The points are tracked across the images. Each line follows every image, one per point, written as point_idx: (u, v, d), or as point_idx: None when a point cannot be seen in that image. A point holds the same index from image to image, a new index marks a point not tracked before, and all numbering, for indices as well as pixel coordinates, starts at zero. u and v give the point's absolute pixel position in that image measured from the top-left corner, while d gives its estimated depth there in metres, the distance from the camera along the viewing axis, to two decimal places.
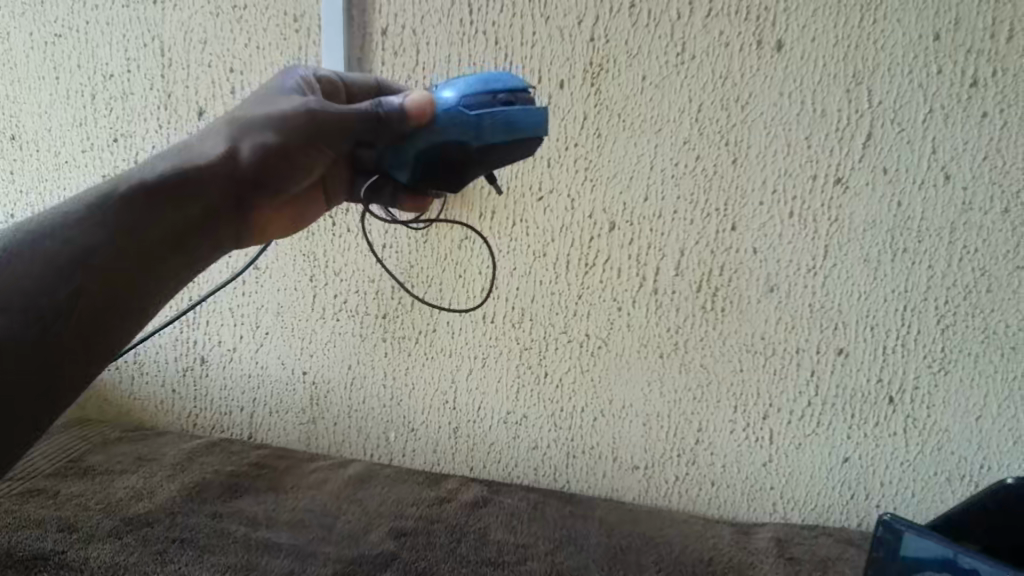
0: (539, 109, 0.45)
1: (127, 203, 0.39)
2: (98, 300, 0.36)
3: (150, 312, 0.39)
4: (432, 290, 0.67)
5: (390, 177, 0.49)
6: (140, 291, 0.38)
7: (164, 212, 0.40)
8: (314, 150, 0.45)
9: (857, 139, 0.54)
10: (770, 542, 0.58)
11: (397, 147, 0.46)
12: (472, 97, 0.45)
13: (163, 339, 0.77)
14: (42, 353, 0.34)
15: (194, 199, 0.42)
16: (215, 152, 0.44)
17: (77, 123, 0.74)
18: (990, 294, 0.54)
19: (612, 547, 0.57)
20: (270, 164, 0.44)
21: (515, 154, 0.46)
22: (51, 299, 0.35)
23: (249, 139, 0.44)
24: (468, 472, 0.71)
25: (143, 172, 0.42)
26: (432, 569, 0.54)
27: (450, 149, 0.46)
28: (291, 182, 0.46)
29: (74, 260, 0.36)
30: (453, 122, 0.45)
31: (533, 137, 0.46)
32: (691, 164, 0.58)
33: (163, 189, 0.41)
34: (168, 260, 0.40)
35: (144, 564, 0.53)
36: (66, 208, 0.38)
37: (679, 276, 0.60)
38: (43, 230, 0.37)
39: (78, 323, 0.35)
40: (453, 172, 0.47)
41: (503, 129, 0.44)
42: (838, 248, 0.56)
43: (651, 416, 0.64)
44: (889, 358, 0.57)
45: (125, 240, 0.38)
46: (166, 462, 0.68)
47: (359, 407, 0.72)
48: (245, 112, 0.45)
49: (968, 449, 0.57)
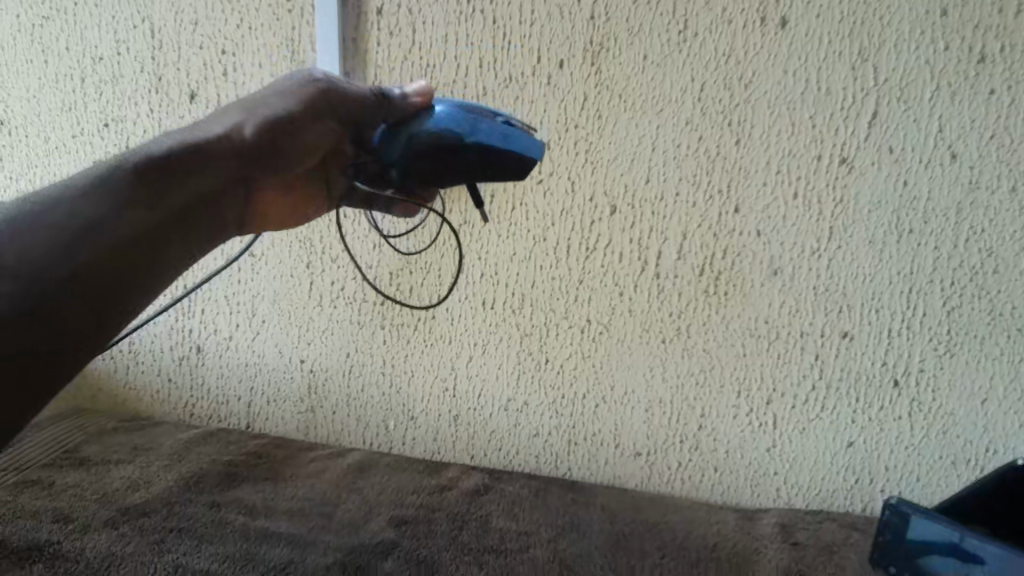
0: (534, 141, 0.48)
1: (133, 177, 0.40)
2: (102, 274, 0.36)
3: (152, 294, 0.39)
4: (432, 276, 0.66)
5: (378, 161, 0.48)
6: (143, 271, 0.39)
7: (171, 185, 0.41)
8: (321, 124, 0.47)
9: (862, 118, 0.53)
10: (775, 528, 0.57)
11: (395, 131, 0.47)
12: (474, 109, 0.48)
13: (158, 328, 0.76)
14: (44, 325, 0.33)
15: (198, 175, 0.43)
16: (221, 130, 0.45)
17: (66, 108, 0.72)
18: (997, 276, 0.53)
19: (614, 533, 0.57)
20: (276, 142, 0.45)
21: (502, 172, 0.47)
22: (54, 277, 0.34)
23: (256, 116, 0.45)
24: (468, 460, 0.70)
25: (148, 149, 0.42)
26: (433, 558, 0.53)
27: (445, 139, 0.46)
28: (293, 164, 0.47)
29: (80, 235, 0.36)
30: (455, 116, 0.47)
31: (523, 159, 0.47)
32: (693, 145, 0.57)
33: (168, 165, 0.41)
34: (172, 236, 0.41)
35: (140, 554, 0.52)
36: (70, 183, 0.39)
37: (681, 260, 0.59)
38: (46, 204, 0.37)
39: (79, 296, 0.35)
40: (439, 168, 0.47)
41: (499, 135, 0.46)
42: (843, 229, 0.55)
43: (653, 402, 0.63)
44: (894, 341, 0.56)
45: (133, 213, 0.38)
46: (163, 452, 0.68)
47: (358, 395, 0.72)
48: (251, 98, 0.47)
49: (973, 432, 0.56)
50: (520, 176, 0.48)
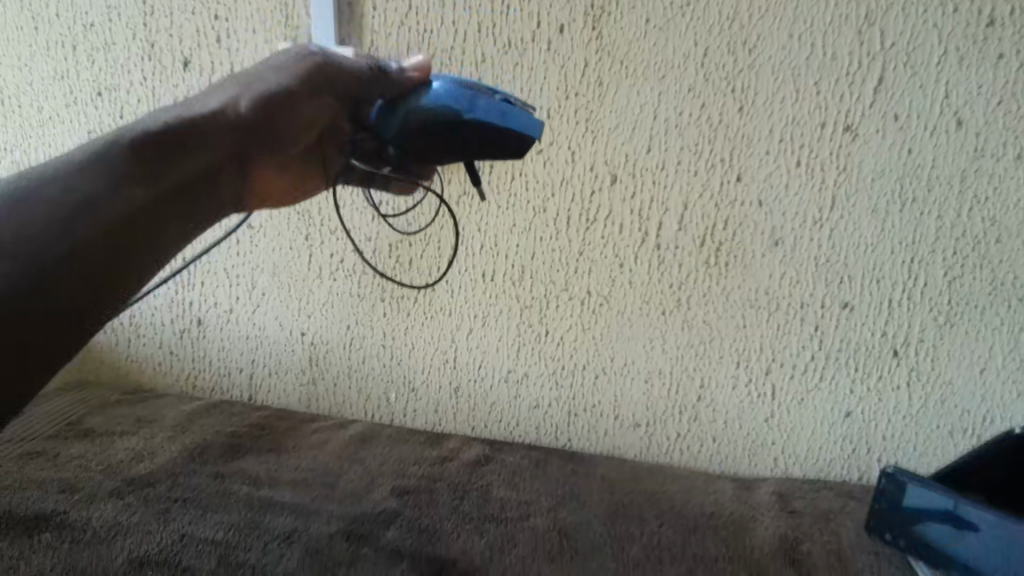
0: (534, 120, 0.48)
1: (128, 155, 0.40)
2: (100, 252, 0.36)
3: (150, 271, 0.40)
4: (431, 248, 0.66)
5: (377, 138, 0.48)
6: (141, 247, 0.39)
7: (168, 162, 0.41)
8: (318, 99, 0.46)
9: (868, 83, 0.52)
10: (772, 496, 0.58)
11: (392, 107, 0.47)
12: (473, 87, 0.48)
13: (158, 301, 0.76)
14: (44, 303, 0.33)
15: (195, 153, 0.42)
16: (216, 105, 0.44)
17: (58, 76, 0.71)
18: (999, 245, 0.53)
19: (614, 502, 0.57)
20: (273, 117, 0.45)
21: (501, 151, 0.46)
22: (53, 256, 0.34)
23: (251, 91, 0.45)
24: (469, 431, 0.71)
25: (142, 125, 0.42)
26: (435, 526, 0.54)
27: (442, 116, 0.46)
28: (291, 140, 0.47)
29: (76, 211, 0.36)
30: (453, 93, 0.47)
31: (523, 139, 0.46)
32: (695, 113, 0.56)
33: (164, 143, 0.41)
34: (169, 214, 0.41)
35: (147, 524, 0.53)
36: (66, 160, 0.38)
37: (682, 231, 0.59)
38: (40, 181, 0.36)
39: (77, 274, 0.35)
40: (436, 145, 0.47)
41: (497, 113, 0.45)
42: (845, 198, 0.55)
43: (653, 373, 0.63)
44: (895, 311, 0.56)
45: (130, 190, 0.38)
46: (166, 424, 0.68)
47: (359, 367, 0.72)
48: (246, 73, 0.47)
49: (971, 401, 0.57)
50: (520, 155, 0.47)
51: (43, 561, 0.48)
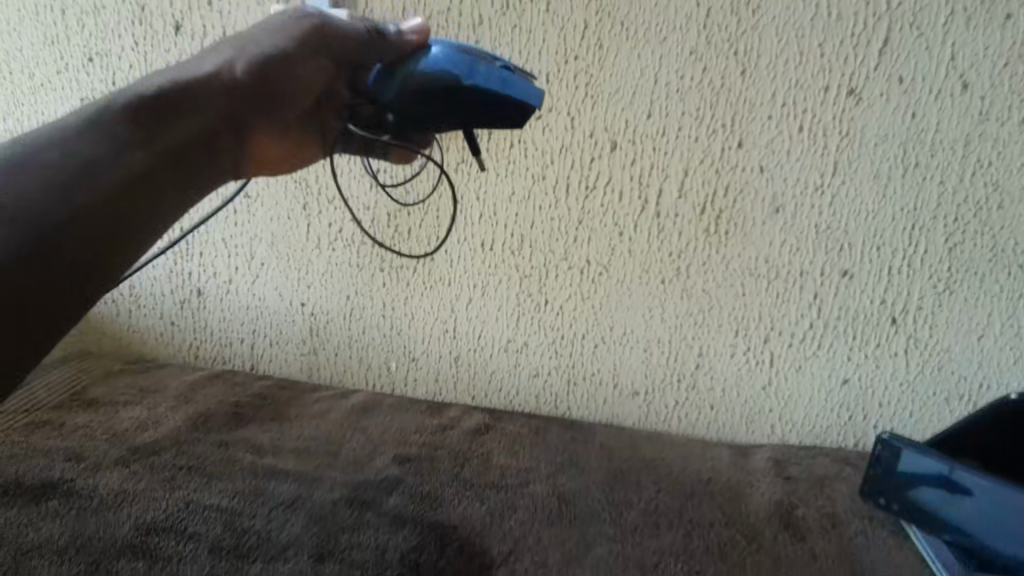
0: (535, 87, 0.46)
1: (124, 119, 0.40)
2: (99, 220, 0.37)
3: (150, 240, 0.40)
4: (429, 218, 0.65)
5: (376, 102, 0.47)
6: (140, 216, 0.39)
7: (166, 125, 0.41)
8: (314, 62, 0.47)
9: (873, 45, 0.51)
10: (768, 463, 0.59)
11: (391, 71, 0.46)
12: (473, 50, 0.46)
13: (158, 271, 0.76)
14: (43, 271, 0.34)
15: (191, 117, 0.43)
16: (211, 67, 0.45)
17: (48, 42, 0.70)
18: (1001, 211, 0.53)
19: (613, 469, 0.58)
20: (268, 79, 0.45)
21: (501, 119, 0.46)
22: (52, 222, 0.35)
23: (246, 54, 0.45)
24: (469, 400, 0.71)
25: (137, 88, 0.42)
26: (437, 493, 0.55)
27: (442, 83, 0.44)
28: (286, 101, 0.47)
29: (76, 176, 0.37)
30: (452, 57, 0.45)
31: (524, 107, 0.46)
32: (697, 77, 0.55)
33: (159, 107, 0.42)
34: (168, 180, 0.41)
35: (153, 490, 0.53)
36: (62, 125, 0.39)
37: (682, 199, 0.59)
38: (39, 145, 0.37)
39: (78, 241, 0.35)
40: (437, 111, 0.46)
41: (497, 80, 0.44)
42: (847, 164, 0.54)
43: (652, 341, 0.64)
44: (894, 279, 0.56)
45: (132, 153, 0.39)
46: (169, 393, 0.69)
47: (360, 337, 0.72)
48: (239, 35, 0.47)
49: (968, 368, 0.57)
50: (519, 124, 0.46)
51: (51, 527, 0.49)
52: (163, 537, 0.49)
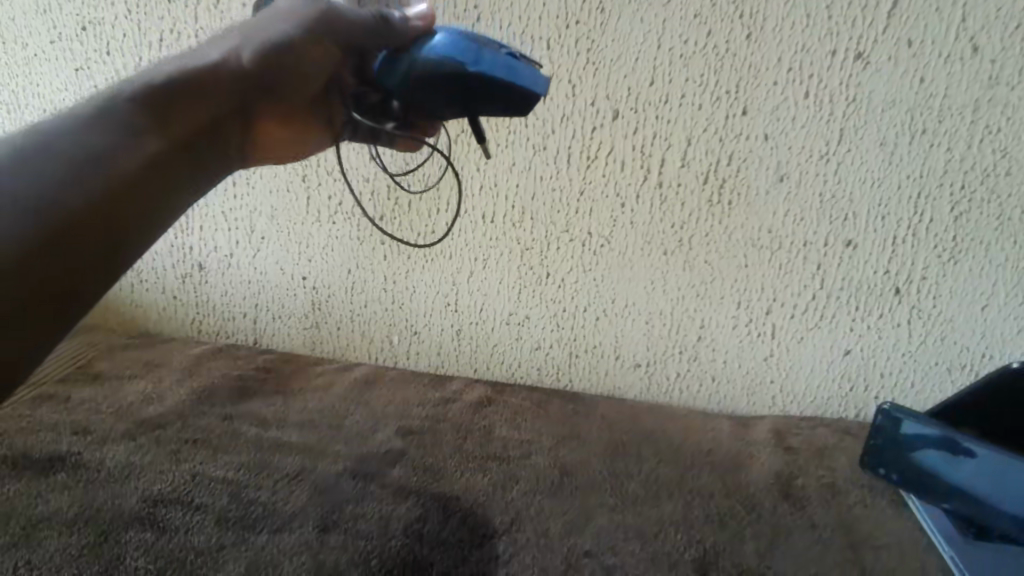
0: (542, 76, 0.45)
1: (134, 108, 0.40)
2: (109, 212, 0.37)
3: (157, 228, 0.40)
4: (429, 191, 0.65)
5: (381, 87, 0.47)
6: (147, 206, 0.40)
7: (174, 113, 0.42)
8: (321, 48, 0.47)
9: (881, 7, 0.50)
10: (769, 433, 0.59)
11: (397, 57, 0.46)
12: (479, 37, 0.45)
13: (158, 246, 0.76)
14: (53, 265, 0.34)
15: (200, 106, 0.43)
16: (218, 55, 0.45)
17: (40, 10, 0.69)
18: (1009, 178, 0.52)
19: (614, 440, 0.58)
20: (274, 67, 0.46)
21: (507, 109, 0.44)
22: (63, 215, 0.35)
23: (254, 41, 0.45)
24: (472, 372, 0.72)
25: (146, 76, 0.43)
26: (439, 465, 0.55)
27: (447, 69, 0.43)
28: (291, 87, 0.48)
29: (87, 167, 0.37)
30: (457, 44, 0.44)
31: (532, 96, 0.44)
32: (701, 42, 0.54)
33: (168, 95, 0.42)
34: (175, 167, 0.42)
35: (160, 463, 0.54)
36: (73, 113, 0.39)
37: (684, 168, 0.58)
38: (49, 135, 0.37)
39: (88, 234, 0.36)
40: (441, 97, 0.45)
41: (503, 67, 0.43)
42: (854, 131, 0.54)
43: (654, 313, 0.64)
44: (898, 249, 0.56)
45: (144, 141, 0.40)
46: (174, 367, 0.69)
47: (362, 310, 0.72)
48: (247, 20, 0.47)
49: (971, 338, 0.57)
50: (526, 114, 0.44)
51: (60, 499, 0.49)
52: (171, 509, 0.49)
